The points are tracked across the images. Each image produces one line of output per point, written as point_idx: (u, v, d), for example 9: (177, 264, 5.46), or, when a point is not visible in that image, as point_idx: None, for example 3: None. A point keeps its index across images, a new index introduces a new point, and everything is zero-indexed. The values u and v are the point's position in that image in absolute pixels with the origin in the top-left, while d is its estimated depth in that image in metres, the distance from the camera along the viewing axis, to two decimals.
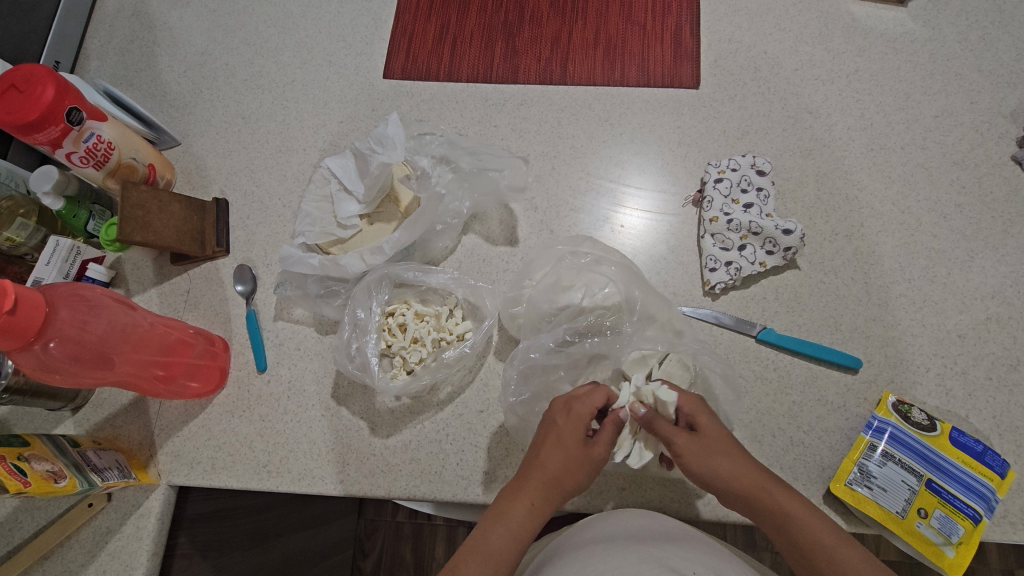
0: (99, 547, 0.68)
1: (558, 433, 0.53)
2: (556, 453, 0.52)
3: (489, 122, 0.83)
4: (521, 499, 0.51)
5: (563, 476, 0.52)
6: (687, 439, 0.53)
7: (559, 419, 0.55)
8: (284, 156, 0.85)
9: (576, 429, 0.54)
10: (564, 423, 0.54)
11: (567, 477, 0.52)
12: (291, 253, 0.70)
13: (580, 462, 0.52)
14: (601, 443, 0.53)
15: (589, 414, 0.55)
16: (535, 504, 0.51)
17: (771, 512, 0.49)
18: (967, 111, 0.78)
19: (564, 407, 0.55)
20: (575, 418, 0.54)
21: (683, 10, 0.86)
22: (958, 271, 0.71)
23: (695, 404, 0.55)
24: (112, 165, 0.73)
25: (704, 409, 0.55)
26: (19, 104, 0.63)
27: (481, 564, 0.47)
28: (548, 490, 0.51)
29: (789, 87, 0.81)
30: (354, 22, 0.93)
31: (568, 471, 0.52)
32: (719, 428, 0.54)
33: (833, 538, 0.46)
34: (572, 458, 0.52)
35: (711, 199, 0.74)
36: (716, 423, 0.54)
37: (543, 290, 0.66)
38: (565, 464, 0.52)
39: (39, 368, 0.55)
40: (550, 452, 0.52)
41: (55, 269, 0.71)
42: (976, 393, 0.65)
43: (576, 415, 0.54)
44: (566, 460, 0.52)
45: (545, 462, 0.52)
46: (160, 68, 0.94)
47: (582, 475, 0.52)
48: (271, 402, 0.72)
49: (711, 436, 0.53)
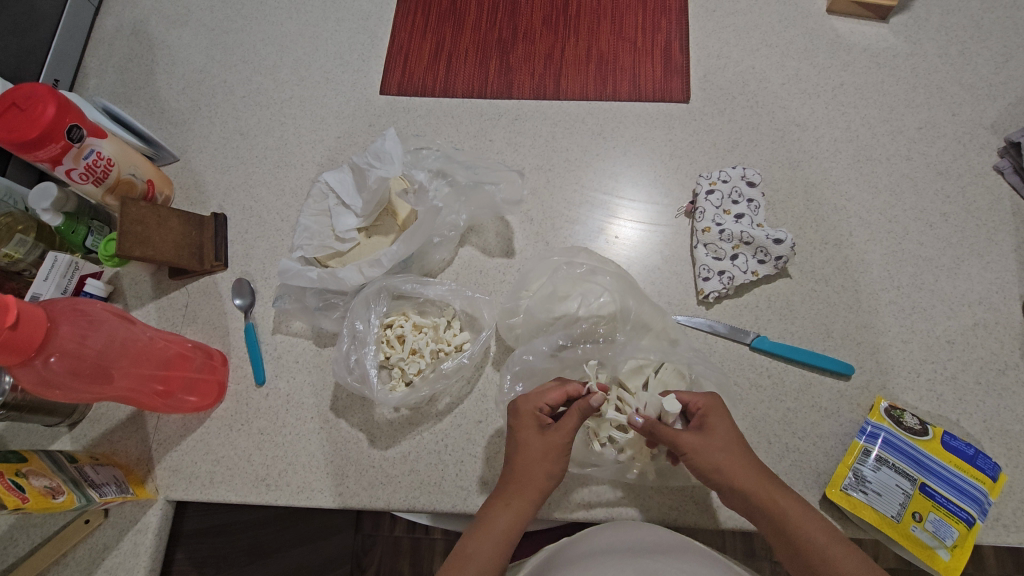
0: (95, 565, 0.68)
1: (517, 432, 0.56)
2: (519, 452, 0.55)
3: (485, 137, 0.84)
4: (495, 503, 0.53)
5: (531, 471, 0.54)
6: (692, 436, 0.54)
7: (515, 418, 0.57)
8: (282, 170, 0.86)
9: (533, 425, 0.56)
10: (524, 421, 0.56)
11: (533, 470, 0.54)
12: (290, 266, 0.71)
13: (544, 452, 0.54)
14: (561, 429, 0.55)
15: (540, 407, 0.57)
16: (507, 504, 0.53)
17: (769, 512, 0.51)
18: (950, 122, 0.80)
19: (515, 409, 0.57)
20: (525, 415, 0.56)
21: (672, 27, 0.88)
22: (945, 278, 0.72)
23: (708, 404, 0.57)
24: (111, 181, 0.74)
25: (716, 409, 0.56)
26: (20, 123, 0.63)
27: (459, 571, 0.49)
28: (519, 487, 0.53)
29: (776, 101, 0.83)
30: (352, 40, 0.94)
31: (535, 465, 0.54)
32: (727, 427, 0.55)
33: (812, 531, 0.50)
34: (536, 452, 0.54)
35: (703, 209, 0.75)
36: (724, 422, 0.55)
37: (539, 300, 0.67)
38: (532, 458, 0.54)
39: (40, 383, 0.55)
40: (514, 452, 0.55)
41: (52, 284, 0.71)
42: (966, 398, 0.66)
43: (527, 413, 0.57)
44: (530, 455, 0.54)
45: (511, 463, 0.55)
46: (159, 85, 0.95)
47: (552, 464, 0.54)
48: (270, 415, 0.72)
49: (717, 436, 0.54)
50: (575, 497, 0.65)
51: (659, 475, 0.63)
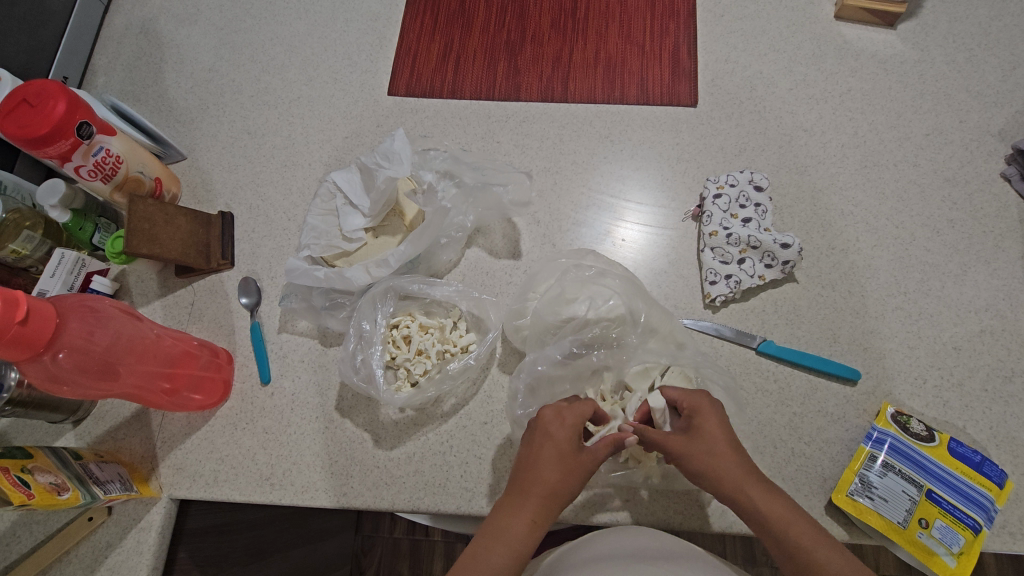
0: (98, 562, 0.67)
1: (555, 443, 0.54)
2: (549, 462, 0.53)
3: (492, 138, 0.84)
4: (521, 515, 0.51)
5: (561, 488, 0.52)
6: (677, 439, 0.54)
7: (553, 428, 0.55)
8: (289, 170, 0.86)
9: (568, 437, 0.54)
10: (560, 433, 0.54)
11: (561, 483, 0.52)
12: (297, 265, 0.71)
13: (573, 471, 0.53)
14: (592, 452, 0.54)
15: (576, 421, 0.55)
16: (534, 518, 0.51)
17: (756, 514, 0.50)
18: (957, 129, 0.80)
19: (554, 417, 0.55)
20: (567, 427, 0.55)
21: (680, 31, 0.88)
22: (951, 284, 0.72)
23: (693, 402, 0.56)
24: (119, 178, 0.74)
25: (706, 407, 0.56)
26: (31, 119, 0.63)
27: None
28: (549, 502, 0.52)
29: (784, 106, 0.83)
30: (360, 41, 0.94)
31: (565, 483, 0.52)
32: (715, 427, 0.54)
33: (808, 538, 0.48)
34: (567, 469, 0.53)
35: (711, 213, 0.75)
36: (712, 420, 0.55)
37: (547, 302, 0.67)
38: (562, 475, 0.53)
39: (48, 379, 0.55)
40: (547, 465, 0.53)
41: (59, 281, 0.71)
42: (973, 404, 0.66)
43: (569, 425, 0.55)
44: (563, 472, 0.53)
45: (542, 476, 0.52)
46: (167, 84, 0.95)
47: (577, 484, 0.53)
48: (275, 414, 0.72)
49: (703, 435, 0.54)
50: (580, 500, 0.65)
51: (664, 478, 0.63)
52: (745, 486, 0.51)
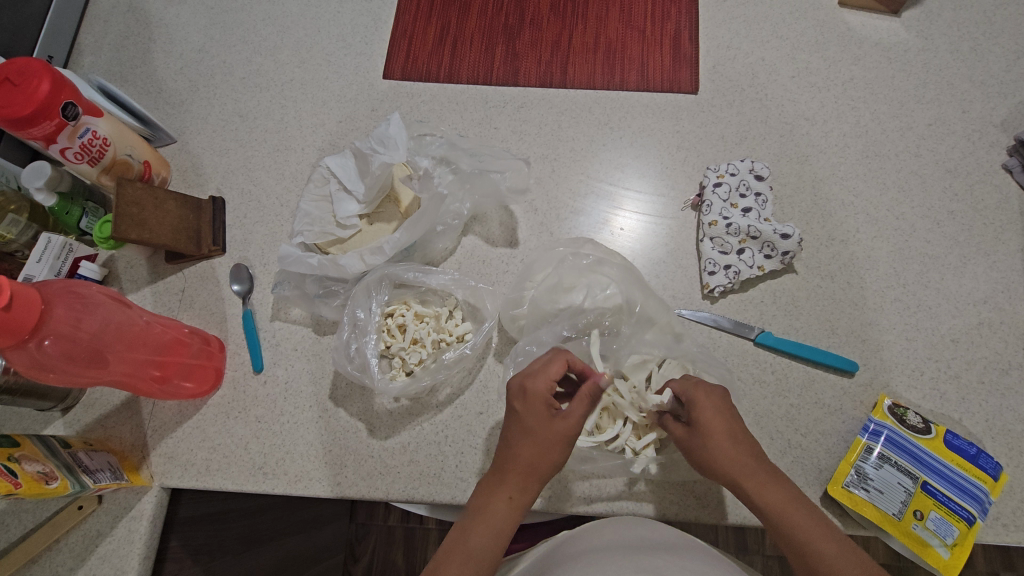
0: (89, 551, 0.67)
1: (521, 417, 0.54)
2: (526, 441, 0.53)
3: (489, 124, 0.83)
4: (498, 495, 0.52)
5: (535, 463, 0.52)
6: (681, 433, 0.56)
7: (521, 401, 0.55)
8: (282, 154, 0.85)
9: (539, 409, 0.54)
10: (525, 406, 0.54)
11: (539, 460, 0.52)
12: (290, 252, 0.69)
13: (551, 441, 0.53)
14: (568, 416, 0.53)
15: (547, 390, 0.54)
16: (512, 498, 0.52)
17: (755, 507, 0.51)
18: (960, 119, 0.79)
19: (519, 390, 0.55)
20: (534, 398, 0.54)
21: (681, 16, 0.87)
22: (951, 276, 0.72)
23: (689, 389, 0.57)
24: (107, 161, 0.72)
25: (700, 395, 0.55)
26: (14, 98, 0.61)
27: (460, 565, 0.48)
28: (525, 478, 0.52)
29: (785, 94, 0.82)
30: (354, 22, 0.92)
31: (540, 455, 0.52)
32: (712, 416, 0.54)
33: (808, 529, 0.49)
34: (539, 441, 0.53)
35: (711, 203, 0.74)
36: (707, 409, 0.54)
37: (544, 291, 0.66)
38: (535, 450, 0.52)
39: (34, 367, 0.54)
40: (517, 443, 0.53)
41: (46, 266, 0.70)
42: (969, 397, 0.66)
43: (534, 395, 0.54)
44: (536, 444, 0.53)
45: (515, 453, 0.53)
46: (156, 65, 0.93)
47: (555, 454, 0.53)
48: (268, 403, 0.71)
49: (700, 426, 0.54)
50: (575, 491, 0.65)
51: (660, 468, 0.63)
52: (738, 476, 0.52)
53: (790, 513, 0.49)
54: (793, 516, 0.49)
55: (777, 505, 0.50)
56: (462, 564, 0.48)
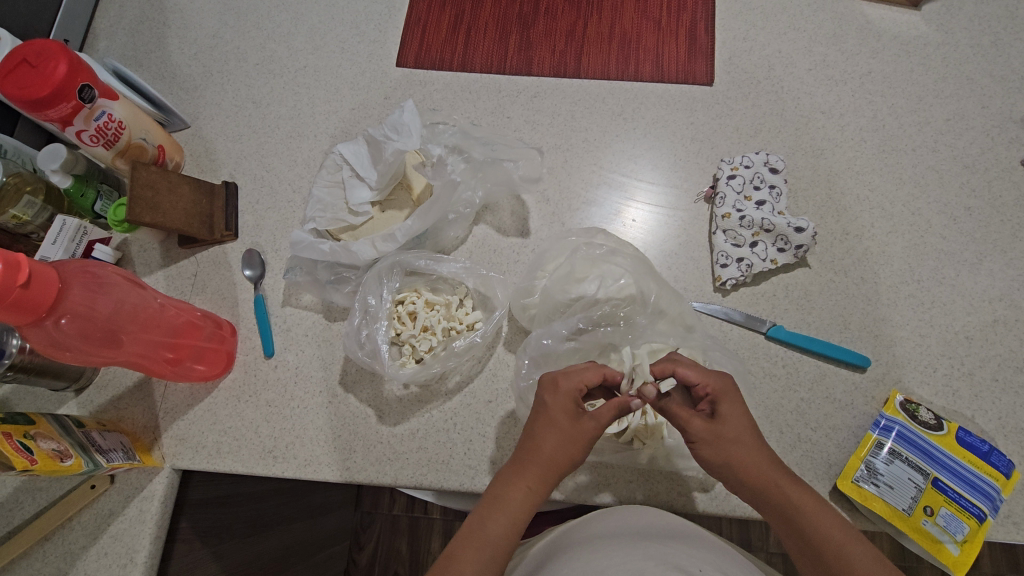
0: (100, 530, 0.67)
1: (547, 412, 0.53)
2: (551, 435, 0.52)
3: (502, 113, 0.83)
4: (517, 484, 0.51)
5: (558, 457, 0.52)
6: (703, 425, 0.52)
7: (550, 397, 0.54)
8: (295, 141, 0.85)
9: (568, 406, 0.54)
10: (554, 402, 0.54)
11: (562, 456, 0.52)
12: (302, 238, 0.70)
13: (575, 439, 0.52)
14: (595, 417, 0.53)
15: (578, 389, 0.54)
16: (532, 488, 0.51)
17: (781, 505, 0.50)
18: (978, 115, 0.78)
19: (552, 385, 0.55)
20: (563, 395, 0.54)
21: (697, 7, 0.86)
22: (966, 272, 0.71)
23: (721, 387, 0.54)
24: (122, 144, 0.72)
25: (731, 395, 0.54)
26: (31, 79, 0.62)
27: (474, 551, 0.48)
28: (545, 471, 0.52)
29: (802, 87, 0.81)
30: (368, 9, 0.92)
31: (563, 451, 0.52)
32: (740, 417, 0.53)
33: (841, 536, 0.48)
34: (566, 438, 0.52)
35: (724, 195, 0.74)
36: (737, 408, 0.53)
37: (556, 280, 0.66)
38: (561, 444, 0.52)
39: (50, 345, 0.55)
40: (544, 436, 0.52)
41: (61, 248, 0.70)
42: (982, 394, 0.66)
43: (565, 393, 0.54)
44: (561, 439, 0.52)
45: (539, 445, 0.52)
46: (170, 50, 0.93)
47: (578, 452, 0.52)
48: (278, 387, 0.71)
49: (730, 424, 0.52)
50: (584, 482, 0.64)
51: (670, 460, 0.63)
52: (773, 478, 0.51)
53: (822, 518, 0.49)
54: (818, 517, 0.49)
55: (804, 504, 0.50)
56: (477, 551, 0.48)
